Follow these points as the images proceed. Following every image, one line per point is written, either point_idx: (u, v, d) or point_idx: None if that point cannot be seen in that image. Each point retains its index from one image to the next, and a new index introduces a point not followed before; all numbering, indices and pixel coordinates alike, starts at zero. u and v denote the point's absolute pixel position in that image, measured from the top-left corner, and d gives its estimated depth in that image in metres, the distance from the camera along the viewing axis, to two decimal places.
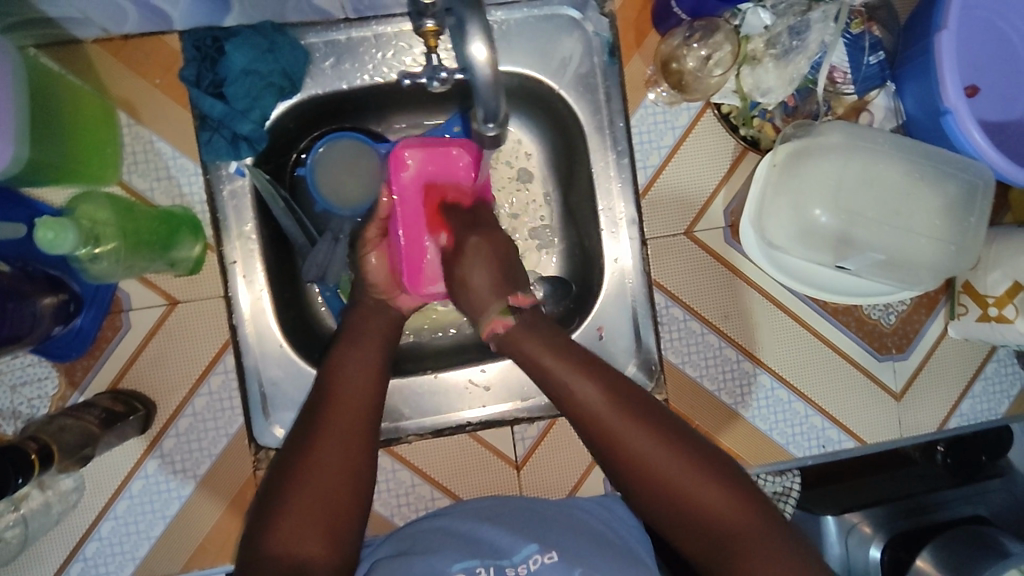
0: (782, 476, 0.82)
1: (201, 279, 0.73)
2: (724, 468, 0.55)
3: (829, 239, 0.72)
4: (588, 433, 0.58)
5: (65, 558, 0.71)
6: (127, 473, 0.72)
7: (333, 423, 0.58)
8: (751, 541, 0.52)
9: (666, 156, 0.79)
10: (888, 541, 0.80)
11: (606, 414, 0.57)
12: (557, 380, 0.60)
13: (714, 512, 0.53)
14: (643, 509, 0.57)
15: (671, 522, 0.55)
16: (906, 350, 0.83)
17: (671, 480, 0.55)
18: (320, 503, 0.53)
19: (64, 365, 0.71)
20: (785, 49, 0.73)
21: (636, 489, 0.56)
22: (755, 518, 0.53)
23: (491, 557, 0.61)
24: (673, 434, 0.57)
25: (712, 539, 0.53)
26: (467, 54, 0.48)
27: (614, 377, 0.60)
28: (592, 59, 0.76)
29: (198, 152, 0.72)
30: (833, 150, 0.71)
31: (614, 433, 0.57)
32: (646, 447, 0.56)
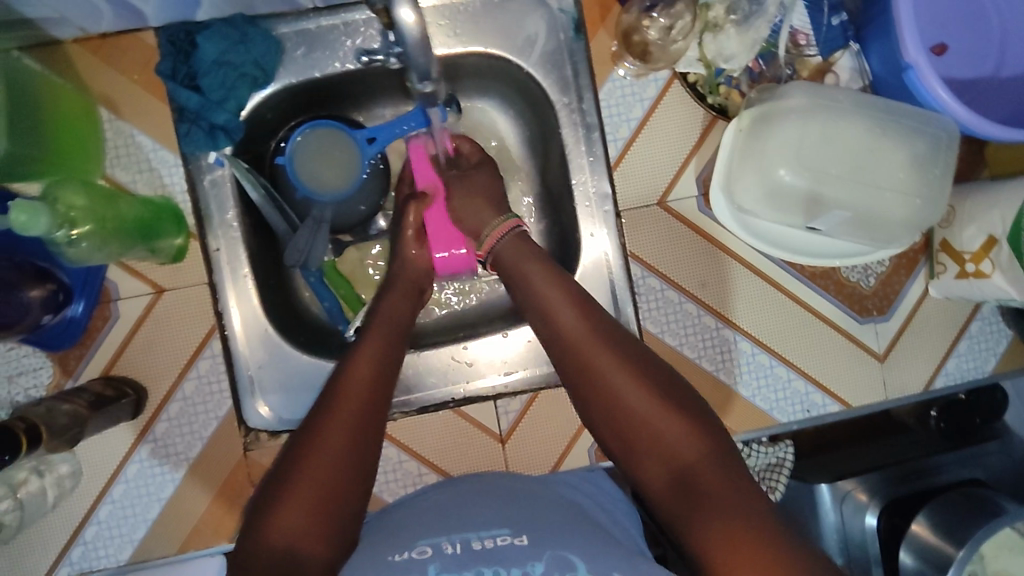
0: (773, 447, 0.81)
1: (184, 268, 0.75)
2: (688, 404, 0.60)
3: (797, 200, 0.72)
4: (565, 357, 0.65)
5: (66, 542, 0.73)
6: (122, 458, 0.74)
7: (344, 424, 0.60)
8: (702, 469, 0.57)
9: (636, 129, 0.79)
10: (883, 507, 0.78)
11: (589, 343, 0.64)
12: (546, 304, 0.67)
13: (675, 441, 0.58)
14: (610, 439, 0.62)
15: (634, 451, 0.60)
16: (887, 311, 0.83)
17: (636, 411, 0.60)
18: (326, 501, 0.56)
19: (58, 355, 0.73)
20: (745, 14, 0.74)
21: (608, 418, 0.62)
22: (712, 453, 0.57)
23: (459, 533, 0.60)
24: (646, 368, 0.62)
25: (670, 466, 0.58)
26: (395, 19, 0.50)
27: (599, 313, 0.66)
28: (558, 36, 0.78)
29: (177, 144, 0.74)
30: (795, 111, 0.71)
31: (592, 360, 0.63)
32: (622, 377, 0.61)
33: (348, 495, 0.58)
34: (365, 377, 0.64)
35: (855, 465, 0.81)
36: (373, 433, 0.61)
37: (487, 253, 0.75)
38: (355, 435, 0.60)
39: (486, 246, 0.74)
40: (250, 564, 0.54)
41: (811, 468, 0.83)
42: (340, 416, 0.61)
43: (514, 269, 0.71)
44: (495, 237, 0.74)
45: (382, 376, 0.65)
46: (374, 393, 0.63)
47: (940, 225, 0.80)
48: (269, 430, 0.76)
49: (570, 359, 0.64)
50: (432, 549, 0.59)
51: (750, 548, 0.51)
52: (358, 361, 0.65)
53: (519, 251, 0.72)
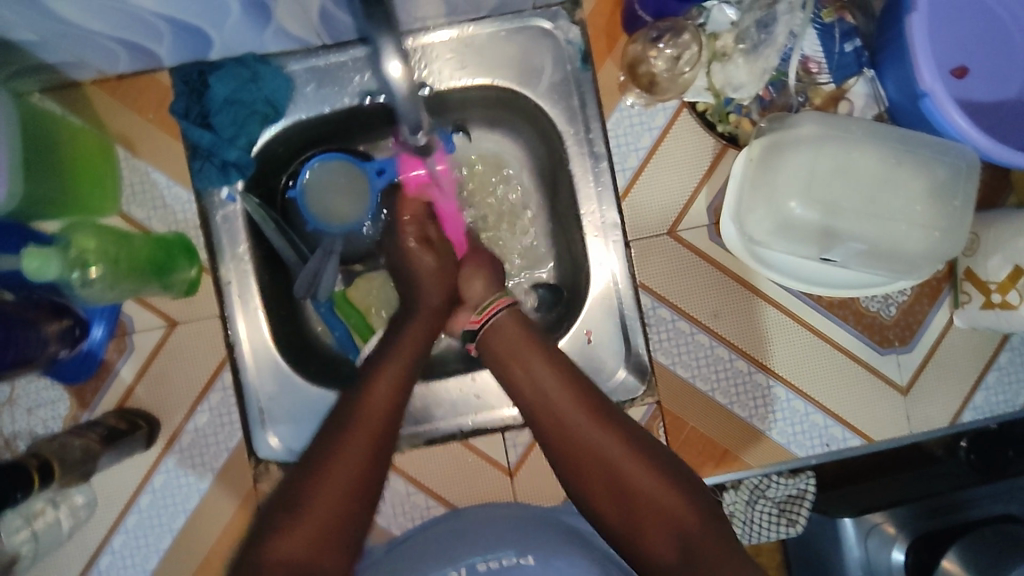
0: (793, 479, 0.83)
1: (197, 301, 0.76)
2: (679, 471, 0.61)
3: (812, 232, 0.70)
4: (553, 429, 0.63)
5: (81, 571, 0.74)
6: (136, 489, 0.75)
7: (361, 435, 0.60)
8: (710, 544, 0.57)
9: (644, 158, 0.78)
10: (911, 543, 0.75)
11: (579, 419, 0.62)
12: (534, 380, 0.65)
13: (681, 515, 0.58)
14: (607, 516, 0.60)
15: (639, 528, 0.59)
16: (909, 342, 0.80)
17: (632, 480, 0.59)
18: (337, 514, 0.57)
19: (75, 387, 0.75)
20: (753, 44, 0.72)
21: (610, 496, 0.60)
22: (714, 523, 0.58)
23: (466, 558, 0.63)
24: (639, 439, 0.62)
25: (678, 540, 0.57)
26: (383, 71, 0.51)
27: (580, 377, 0.66)
28: (565, 67, 0.78)
29: (191, 180, 0.76)
30: (805, 142, 0.70)
31: (577, 432, 0.62)
32: (616, 456, 0.60)
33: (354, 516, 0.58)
34: (389, 388, 0.65)
35: (879, 499, 0.78)
36: (386, 443, 0.62)
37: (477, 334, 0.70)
38: (365, 449, 0.60)
39: (488, 314, 0.70)
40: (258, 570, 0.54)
41: (832, 501, 0.81)
42: (355, 430, 0.61)
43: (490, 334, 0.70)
44: (490, 316, 0.70)
45: (401, 393, 0.65)
46: (392, 401, 0.64)
47: (963, 253, 0.77)
48: (279, 461, 0.77)
49: (558, 431, 0.63)
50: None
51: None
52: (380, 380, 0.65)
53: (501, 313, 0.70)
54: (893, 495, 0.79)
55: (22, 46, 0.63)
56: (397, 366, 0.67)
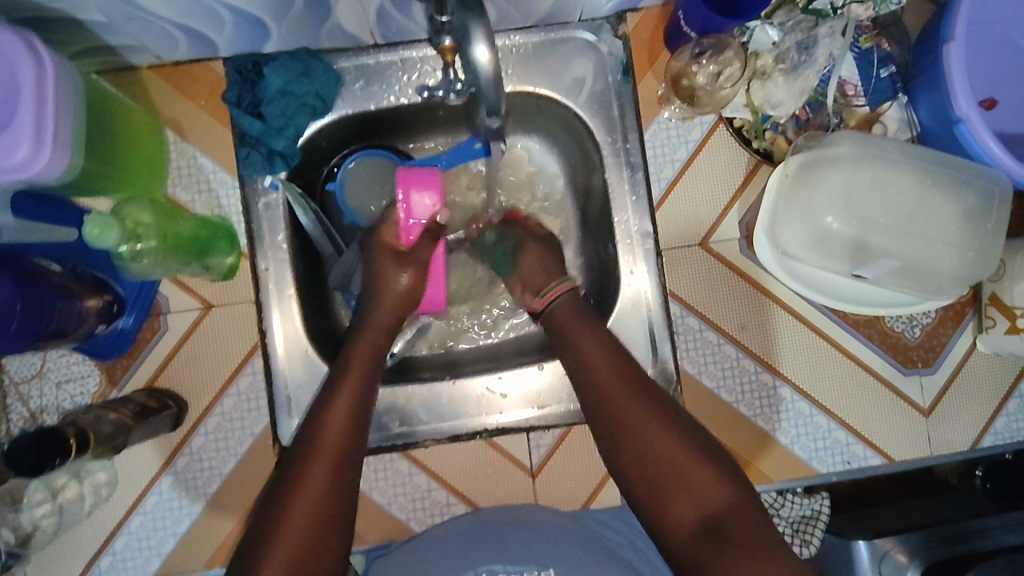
0: (809, 499, 0.81)
1: (235, 285, 0.77)
2: (709, 444, 0.64)
3: (845, 247, 0.71)
4: (593, 394, 0.68)
5: (96, 551, 0.74)
6: (158, 470, 0.75)
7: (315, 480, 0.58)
8: (734, 519, 0.59)
9: (680, 170, 0.80)
10: (925, 568, 0.71)
11: (618, 388, 0.67)
12: (580, 350, 0.70)
13: (706, 487, 0.60)
14: (634, 483, 0.64)
15: (663, 493, 0.61)
16: (933, 364, 0.81)
17: (664, 451, 0.62)
18: (300, 558, 0.55)
19: (106, 363, 0.75)
20: (793, 64, 0.74)
21: (636, 460, 0.63)
22: (744, 503, 0.60)
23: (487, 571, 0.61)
24: (672, 411, 0.65)
25: (700, 510, 0.60)
26: (471, 57, 0.52)
27: (621, 352, 0.70)
28: (606, 78, 0.80)
29: (236, 167, 0.78)
30: (841, 161, 0.71)
31: (618, 400, 0.66)
32: (649, 425, 0.64)
33: (330, 536, 0.57)
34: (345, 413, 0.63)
35: (894, 523, 0.76)
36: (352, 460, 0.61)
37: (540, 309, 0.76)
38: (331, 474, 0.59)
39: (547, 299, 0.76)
40: None
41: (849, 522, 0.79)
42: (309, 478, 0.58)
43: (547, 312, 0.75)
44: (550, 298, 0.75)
45: (354, 425, 0.63)
46: (350, 421, 0.63)
47: (988, 279, 0.79)
48: None
49: (599, 396, 0.67)
50: None
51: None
52: (330, 415, 0.63)
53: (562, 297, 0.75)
54: (900, 524, 0.75)
55: (89, 25, 0.64)
56: (345, 396, 0.64)
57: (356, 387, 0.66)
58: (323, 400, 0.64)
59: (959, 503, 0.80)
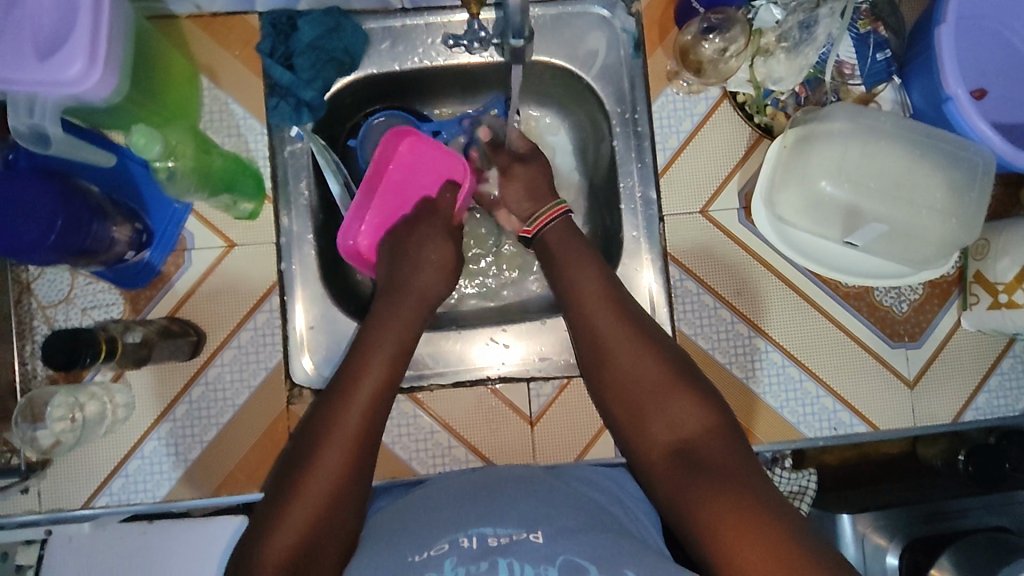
0: (796, 474, 0.81)
1: (258, 226, 0.81)
2: (688, 372, 0.69)
3: (837, 212, 0.76)
4: (582, 326, 0.74)
5: (109, 472, 0.76)
6: (173, 397, 0.78)
7: (336, 451, 0.62)
8: (703, 441, 0.64)
9: (684, 141, 0.85)
10: (905, 547, 0.73)
11: (606, 320, 0.72)
12: (571, 285, 0.75)
13: (680, 412, 0.66)
14: (616, 410, 0.70)
15: (642, 416, 0.68)
16: (918, 338, 0.85)
17: (644, 378, 0.68)
18: (309, 538, 0.58)
19: (130, 293, 0.78)
20: (795, 42, 0.78)
21: (619, 385, 0.69)
22: (718, 429, 0.65)
23: (474, 527, 0.58)
24: (655, 341, 0.71)
25: (673, 433, 0.66)
26: None
27: (613, 284, 0.75)
28: (619, 52, 0.85)
29: (265, 115, 0.82)
30: (836, 133, 0.75)
31: (605, 331, 0.72)
32: (631, 355, 0.70)
33: (343, 500, 0.61)
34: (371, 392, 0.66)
35: (877, 503, 0.78)
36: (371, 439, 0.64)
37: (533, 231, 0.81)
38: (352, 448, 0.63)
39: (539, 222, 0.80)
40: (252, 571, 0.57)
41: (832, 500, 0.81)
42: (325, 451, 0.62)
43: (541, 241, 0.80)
44: (545, 219, 0.80)
45: (372, 420, 0.65)
46: (374, 402, 0.66)
47: (974, 257, 0.83)
48: (311, 387, 0.79)
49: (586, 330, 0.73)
50: (448, 545, 0.56)
51: (737, 513, 0.58)
52: (356, 394, 0.66)
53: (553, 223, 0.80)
54: (883, 502, 0.78)
55: None
56: (362, 398, 0.66)
57: (374, 383, 0.67)
58: (350, 376, 0.67)
59: (943, 484, 0.81)
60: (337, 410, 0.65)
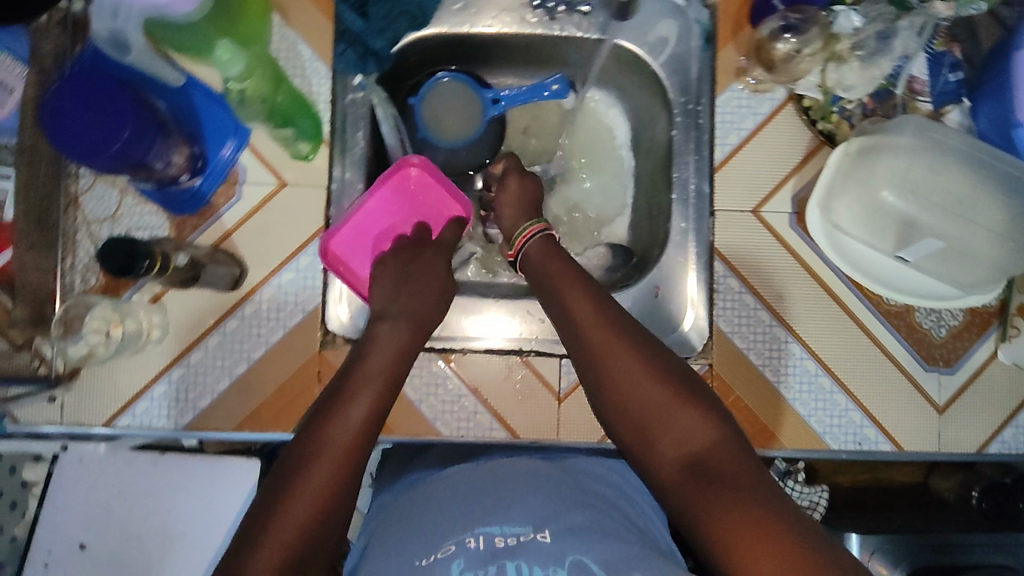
0: (810, 490, 0.90)
1: (311, 168, 0.81)
2: (691, 382, 0.65)
3: (895, 223, 0.77)
4: (579, 340, 0.69)
5: (136, 393, 0.76)
6: (207, 328, 0.77)
7: (319, 479, 0.53)
8: (717, 454, 0.60)
9: (745, 138, 0.84)
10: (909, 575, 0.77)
11: (602, 332, 0.67)
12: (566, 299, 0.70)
13: (690, 428, 0.61)
14: (621, 430, 0.65)
15: (648, 435, 0.63)
16: (953, 365, 0.85)
17: (648, 395, 0.64)
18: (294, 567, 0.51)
19: (177, 219, 0.78)
20: (871, 51, 0.78)
21: (621, 403, 0.65)
22: (724, 441, 0.61)
23: (481, 526, 0.58)
24: (653, 352, 0.66)
25: (684, 449, 0.61)
26: None
27: (605, 296, 0.71)
28: (689, 42, 0.85)
29: (332, 60, 0.82)
30: (903, 146, 0.76)
31: (603, 345, 0.67)
32: (631, 369, 0.65)
33: (333, 523, 0.53)
34: (364, 413, 0.58)
35: (882, 527, 0.82)
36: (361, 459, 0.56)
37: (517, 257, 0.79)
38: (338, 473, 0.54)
39: (523, 238, 0.78)
40: None
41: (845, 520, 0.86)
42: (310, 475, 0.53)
43: (533, 256, 0.77)
44: (524, 239, 0.77)
45: (362, 439, 0.57)
46: (367, 422, 0.58)
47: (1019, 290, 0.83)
48: (345, 336, 0.78)
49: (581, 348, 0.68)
50: (455, 548, 0.56)
51: (761, 534, 0.53)
52: (346, 414, 0.58)
53: (535, 241, 0.77)
54: (891, 529, 0.81)
55: None
56: (353, 419, 0.57)
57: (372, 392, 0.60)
58: (344, 397, 0.59)
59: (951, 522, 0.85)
60: (322, 431, 0.56)
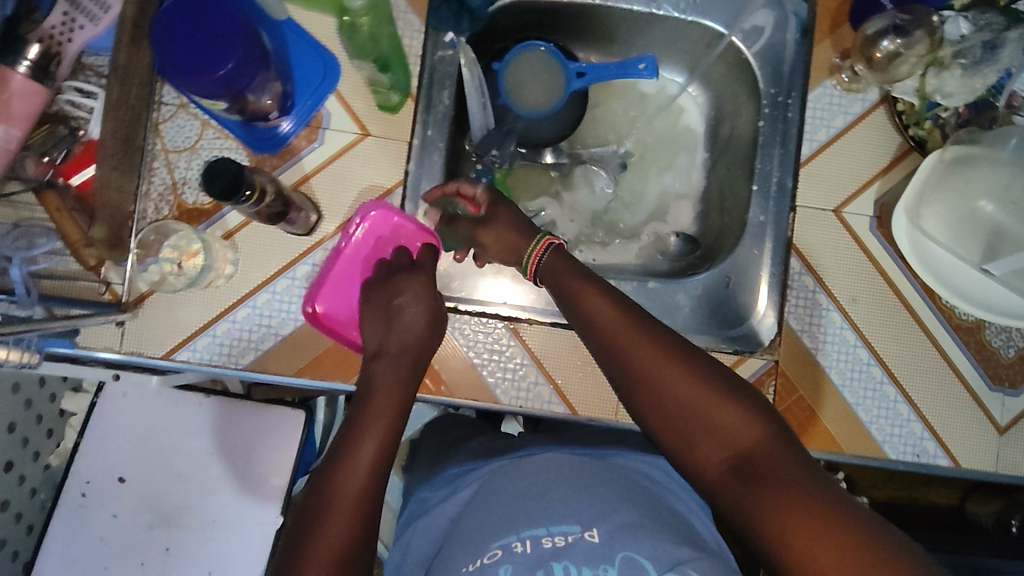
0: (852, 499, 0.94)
1: (394, 121, 0.79)
2: (726, 382, 0.60)
3: (984, 235, 0.77)
4: (606, 351, 0.64)
5: (196, 329, 0.75)
6: (275, 271, 0.76)
7: (338, 526, 0.54)
8: (766, 455, 0.56)
9: (833, 137, 0.83)
10: None
11: (628, 342, 0.63)
12: (587, 310, 0.65)
13: (732, 431, 0.58)
14: (660, 436, 0.62)
15: (688, 442, 0.59)
16: (1019, 387, 0.83)
17: (682, 402, 0.60)
18: None
19: (255, 157, 0.77)
20: (976, 60, 0.78)
21: (655, 412, 0.61)
22: (771, 437, 0.57)
23: (527, 530, 0.57)
24: (682, 357, 0.62)
25: (730, 450, 0.57)
26: None
27: (628, 300, 0.66)
28: (785, 34, 0.83)
29: (426, 13, 0.80)
30: (1003, 162, 0.76)
31: (630, 357, 0.62)
32: (663, 376, 0.61)
33: (360, 554, 0.54)
34: (374, 447, 0.57)
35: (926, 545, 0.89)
36: (375, 494, 0.56)
37: (533, 277, 0.71)
38: (358, 513, 0.55)
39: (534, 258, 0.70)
40: None
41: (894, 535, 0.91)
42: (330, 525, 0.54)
43: (547, 271, 0.69)
44: (535, 259, 0.70)
45: (377, 470, 0.57)
46: (379, 455, 0.57)
47: None
48: None
49: (607, 350, 0.64)
50: (502, 552, 0.56)
51: (820, 529, 0.50)
52: (360, 448, 0.57)
53: (551, 257, 0.69)
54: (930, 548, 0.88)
55: None
56: (362, 457, 0.57)
57: (382, 427, 0.59)
58: (356, 426, 0.58)
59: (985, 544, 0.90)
60: (336, 471, 0.56)
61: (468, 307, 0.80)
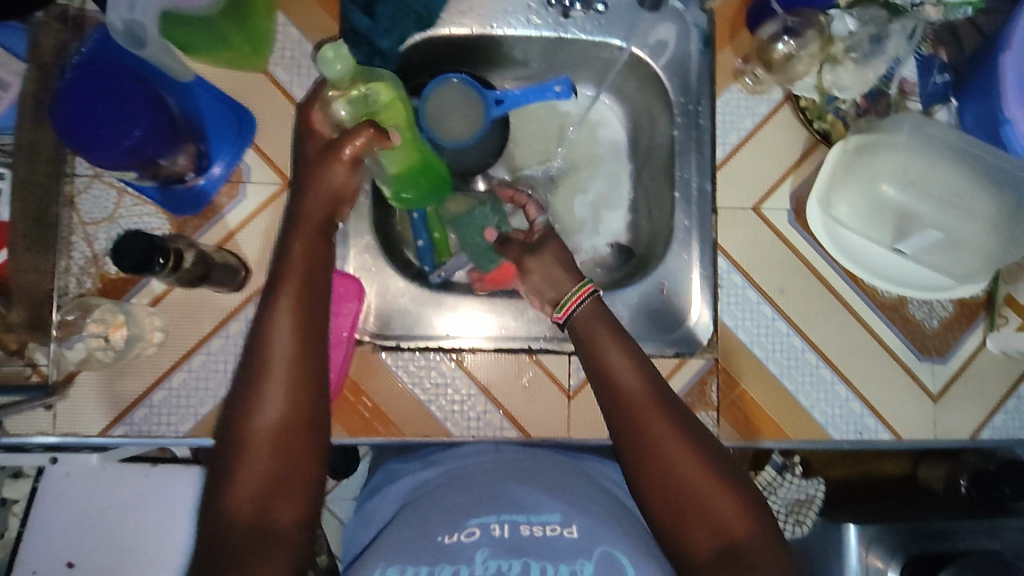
0: (807, 483, 0.92)
1: None
2: (728, 468, 0.63)
3: (892, 217, 0.81)
4: (621, 413, 0.65)
5: (132, 402, 0.73)
6: (208, 333, 0.75)
7: (269, 418, 0.59)
8: (755, 550, 0.59)
9: (745, 138, 0.86)
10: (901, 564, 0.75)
11: (645, 407, 0.65)
12: (613, 371, 0.67)
13: (727, 520, 0.60)
14: (653, 504, 0.62)
15: (684, 521, 0.61)
16: (946, 355, 0.87)
17: (685, 477, 0.61)
18: (270, 495, 0.57)
19: (177, 220, 0.76)
20: (866, 53, 0.82)
21: (654, 476, 0.62)
22: (763, 536, 0.60)
23: (508, 514, 0.60)
24: (695, 434, 0.64)
25: (721, 537, 0.59)
26: None
27: (649, 366, 0.68)
28: (688, 45, 0.87)
29: None
30: (899, 147, 0.81)
31: (646, 424, 0.64)
32: (671, 445, 0.63)
33: (298, 454, 0.59)
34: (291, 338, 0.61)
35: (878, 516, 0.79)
36: (306, 380, 0.61)
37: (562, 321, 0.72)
38: (292, 415, 0.59)
39: (566, 311, 0.71)
40: (220, 541, 0.56)
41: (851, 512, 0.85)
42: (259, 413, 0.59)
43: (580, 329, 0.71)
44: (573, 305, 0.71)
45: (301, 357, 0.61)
46: (299, 343, 0.61)
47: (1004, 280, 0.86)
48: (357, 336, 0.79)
49: (626, 415, 0.65)
50: (480, 530, 0.59)
51: None
52: (273, 334, 0.61)
53: (585, 308, 0.71)
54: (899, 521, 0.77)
55: None
56: (279, 352, 0.61)
57: (294, 301, 0.62)
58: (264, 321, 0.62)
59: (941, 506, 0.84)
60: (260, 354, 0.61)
61: (412, 342, 0.81)
